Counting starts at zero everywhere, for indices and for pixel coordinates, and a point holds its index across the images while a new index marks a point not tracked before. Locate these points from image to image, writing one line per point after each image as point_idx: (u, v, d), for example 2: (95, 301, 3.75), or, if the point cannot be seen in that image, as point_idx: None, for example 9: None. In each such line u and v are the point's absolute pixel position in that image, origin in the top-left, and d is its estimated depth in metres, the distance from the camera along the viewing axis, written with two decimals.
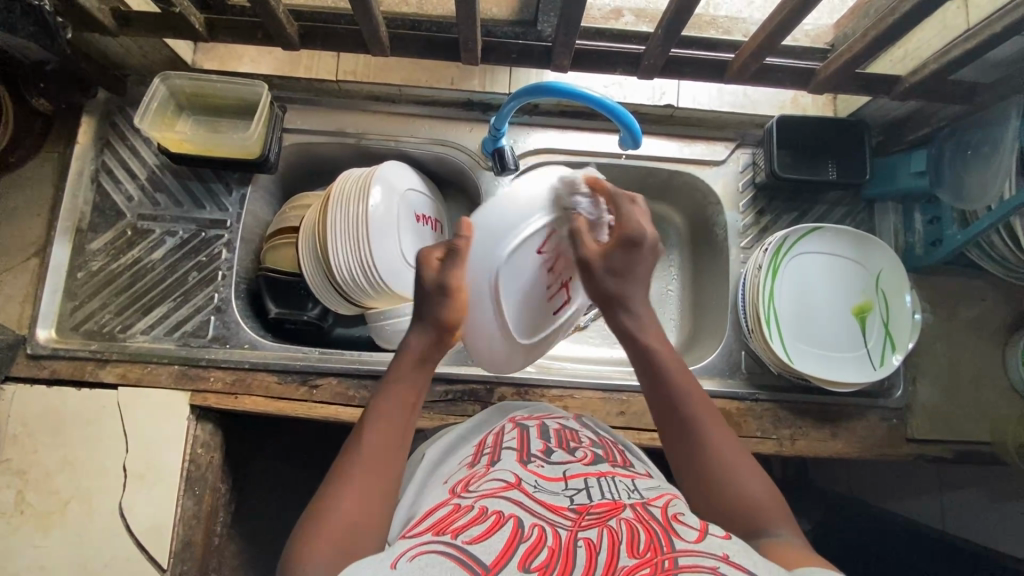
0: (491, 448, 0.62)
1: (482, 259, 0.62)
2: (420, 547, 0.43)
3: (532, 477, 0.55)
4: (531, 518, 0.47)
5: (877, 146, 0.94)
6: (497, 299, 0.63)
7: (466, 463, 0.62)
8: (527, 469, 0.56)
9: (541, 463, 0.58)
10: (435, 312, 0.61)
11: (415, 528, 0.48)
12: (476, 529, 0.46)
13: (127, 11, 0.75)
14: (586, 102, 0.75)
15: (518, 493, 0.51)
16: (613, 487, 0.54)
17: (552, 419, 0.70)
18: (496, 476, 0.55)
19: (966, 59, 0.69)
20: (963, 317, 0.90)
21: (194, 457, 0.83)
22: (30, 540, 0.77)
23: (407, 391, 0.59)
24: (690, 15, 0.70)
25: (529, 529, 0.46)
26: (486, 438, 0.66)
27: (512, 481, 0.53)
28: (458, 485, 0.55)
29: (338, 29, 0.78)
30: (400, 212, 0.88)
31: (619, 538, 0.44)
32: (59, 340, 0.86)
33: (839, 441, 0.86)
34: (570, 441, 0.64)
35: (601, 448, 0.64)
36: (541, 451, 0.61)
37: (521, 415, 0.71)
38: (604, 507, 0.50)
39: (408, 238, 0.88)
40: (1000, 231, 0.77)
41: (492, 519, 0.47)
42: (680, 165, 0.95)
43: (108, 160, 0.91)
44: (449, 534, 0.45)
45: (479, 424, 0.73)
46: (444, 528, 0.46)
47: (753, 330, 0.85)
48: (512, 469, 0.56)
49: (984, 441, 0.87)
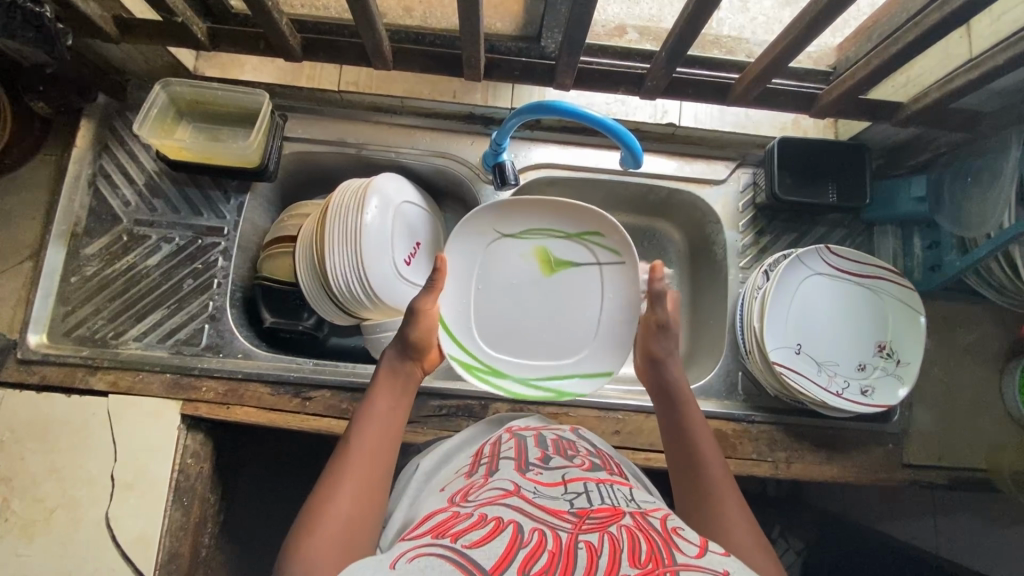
0: (489, 458, 0.62)
1: (807, 362, 0.85)
2: (419, 550, 0.43)
3: (532, 483, 0.54)
4: (531, 522, 0.47)
5: (878, 169, 0.94)
6: (788, 357, 0.84)
7: (464, 473, 0.61)
8: (526, 477, 0.56)
9: (539, 471, 0.58)
10: (403, 331, 0.71)
11: (414, 532, 0.48)
12: (475, 534, 0.45)
13: (129, 18, 0.74)
14: (589, 122, 0.75)
15: (517, 499, 0.51)
16: (612, 494, 0.54)
17: (550, 432, 0.69)
18: (496, 484, 0.54)
19: (967, 89, 0.69)
20: (961, 343, 0.90)
21: (183, 467, 0.82)
22: (14, 549, 0.76)
23: (392, 398, 0.66)
24: (695, 36, 0.70)
25: (528, 533, 0.45)
26: (484, 448, 0.66)
27: (511, 489, 0.53)
28: (457, 494, 0.55)
29: (341, 41, 0.77)
30: (457, 274, 0.80)
31: (619, 544, 0.44)
32: (49, 345, 0.85)
33: (835, 465, 0.86)
34: (568, 450, 0.64)
35: (599, 458, 0.64)
36: (539, 458, 0.61)
37: (519, 427, 0.71)
38: (603, 513, 0.49)
39: (525, 293, 0.82)
40: (999, 258, 0.77)
41: (491, 524, 0.46)
42: (678, 184, 0.95)
43: (105, 165, 0.90)
44: (449, 538, 0.44)
45: (475, 435, 0.73)
46: (443, 532, 0.46)
47: (750, 352, 0.85)
48: (511, 477, 0.55)
49: (980, 468, 0.87)
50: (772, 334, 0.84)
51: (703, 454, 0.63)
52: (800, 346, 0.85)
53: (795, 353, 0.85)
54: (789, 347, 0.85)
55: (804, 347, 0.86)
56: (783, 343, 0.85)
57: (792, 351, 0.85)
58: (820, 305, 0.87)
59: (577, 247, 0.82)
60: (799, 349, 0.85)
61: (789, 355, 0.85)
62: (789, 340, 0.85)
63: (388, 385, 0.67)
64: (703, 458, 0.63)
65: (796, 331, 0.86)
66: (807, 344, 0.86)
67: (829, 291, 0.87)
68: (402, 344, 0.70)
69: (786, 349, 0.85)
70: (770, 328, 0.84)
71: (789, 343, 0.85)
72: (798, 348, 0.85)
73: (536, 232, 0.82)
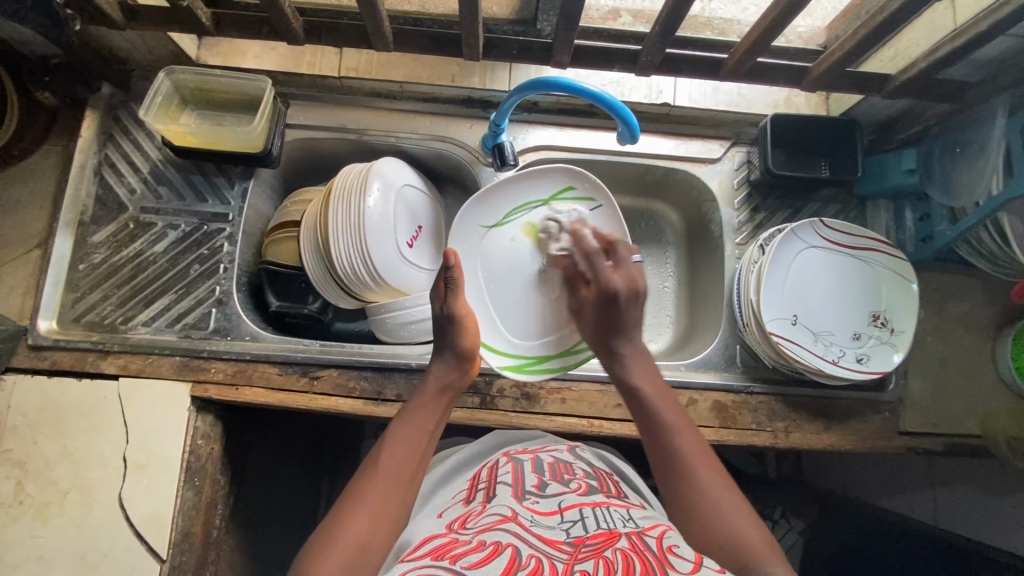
0: (487, 483, 0.66)
1: (805, 334, 0.87)
2: (422, 572, 0.47)
3: (528, 511, 0.58)
4: (528, 548, 0.50)
5: (869, 145, 0.96)
6: (785, 328, 0.86)
7: (461, 498, 0.66)
8: (523, 504, 0.59)
9: (536, 498, 0.61)
10: (453, 341, 0.72)
11: (415, 555, 0.52)
12: (474, 557, 0.49)
13: (134, 6, 0.76)
14: (586, 97, 0.77)
15: (515, 525, 0.55)
16: (607, 517, 0.58)
17: (545, 453, 0.73)
18: (493, 511, 0.58)
19: (953, 57, 0.71)
20: (952, 312, 0.92)
21: (194, 448, 0.83)
22: (29, 531, 0.78)
23: (430, 417, 0.67)
24: (686, 11, 0.71)
25: (526, 559, 0.49)
26: (481, 472, 0.70)
27: (508, 515, 0.56)
28: (456, 521, 0.59)
29: (341, 23, 0.79)
30: (469, 278, 0.87)
31: (613, 567, 0.48)
32: (59, 331, 0.86)
33: (832, 434, 0.88)
34: (564, 473, 0.67)
35: (596, 479, 0.68)
36: (536, 484, 0.64)
37: (515, 450, 0.74)
38: (598, 537, 0.53)
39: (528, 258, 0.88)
40: (987, 226, 0.79)
41: (490, 547, 0.50)
42: (676, 163, 0.97)
43: (110, 154, 0.92)
44: (449, 560, 0.48)
45: (475, 455, 0.78)
46: (443, 555, 0.50)
47: (747, 324, 0.87)
48: (508, 503, 0.59)
49: (974, 434, 0.89)
50: (770, 310, 0.86)
51: (674, 428, 0.64)
52: (797, 317, 0.87)
53: (792, 324, 0.87)
54: (787, 319, 0.87)
55: (800, 318, 0.87)
56: (780, 315, 0.87)
57: (789, 322, 0.87)
58: (816, 278, 0.89)
59: (554, 208, 0.88)
60: (795, 321, 0.87)
61: (786, 326, 0.86)
62: (785, 313, 0.87)
63: (428, 404, 0.68)
64: (674, 430, 0.64)
65: (795, 302, 0.88)
66: (804, 315, 0.88)
67: (825, 261, 0.89)
68: (454, 355, 0.72)
69: (783, 322, 0.87)
70: (767, 299, 0.86)
71: (786, 315, 0.87)
72: (794, 321, 0.87)
73: (513, 210, 0.88)
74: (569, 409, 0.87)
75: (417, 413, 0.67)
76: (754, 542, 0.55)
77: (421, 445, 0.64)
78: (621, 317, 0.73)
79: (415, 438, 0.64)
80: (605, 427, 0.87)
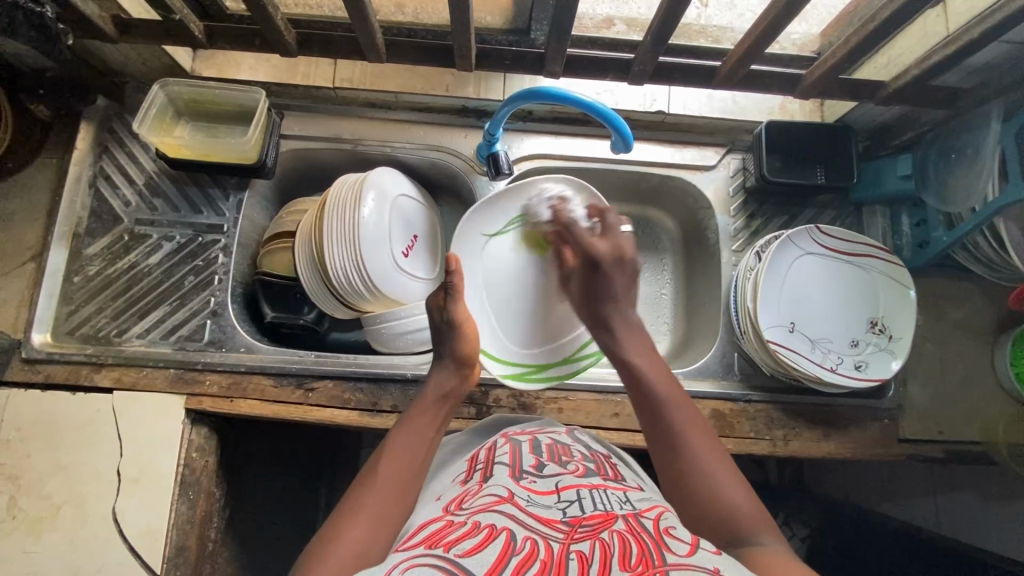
0: (485, 464, 0.63)
1: (802, 341, 0.86)
2: (412, 560, 0.44)
3: (526, 492, 0.55)
4: (523, 531, 0.48)
5: (864, 151, 0.96)
6: (784, 335, 0.86)
7: (460, 479, 0.63)
8: (521, 485, 0.56)
9: (533, 478, 0.58)
10: (453, 347, 0.74)
11: (409, 542, 0.49)
12: (468, 542, 0.46)
13: (127, 19, 0.77)
14: (578, 106, 0.77)
15: (511, 506, 0.52)
16: (605, 499, 0.54)
17: (546, 436, 0.70)
18: (490, 492, 0.55)
19: (945, 64, 0.71)
20: (951, 318, 0.91)
21: (188, 460, 0.83)
22: (22, 546, 0.77)
23: (429, 422, 0.67)
24: (677, 22, 0.72)
25: (521, 541, 0.46)
26: (480, 453, 0.68)
27: (505, 496, 0.54)
28: (452, 502, 0.56)
29: (334, 35, 0.79)
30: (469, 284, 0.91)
31: (610, 550, 0.45)
32: (53, 344, 0.86)
33: (832, 442, 0.87)
34: (563, 455, 0.64)
35: (594, 462, 0.64)
36: (534, 465, 0.61)
37: (515, 432, 0.72)
38: (596, 518, 0.50)
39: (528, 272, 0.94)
40: (985, 233, 0.78)
41: (485, 532, 0.47)
42: (672, 170, 0.97)
43: (105, 166, 0.92)
44: (442, 548, 0.46)
45: (475, 435, 0.76)
46: (437, 542, 0.47)
47: (744, 332, 0.87)
48: (505, 485, 0.56)
49: (975, 441, 0.88)
50: (768, 319, 0.85)
51: (666, 403, 0.64)
52: (796, 326, 0.87)
53: (790, 332, 0.86)
54: (785, 326, 0.86)
55: (797, 326, 0.87)
56: (778, 323, 0.86)
57: (785, 330, 0.86)
58: (813, 285, 0.88)
59: None
60: (793, 328, 0.87)
61: (784, 334, 0.86)
62: (784, 320, 0.87)
63: (426, 408, 0.68)
64: (665, 404, 0.64)
65: (793, 310, 0.87)
66: (801, 322, 0.87)
67: (823, 266, 0.88)
68: (454, 362, 0.74)
69: (780, 329, 0.86)
70: (767, 309, 0.86)
71: (784, 322, 0.86)
72: (791, 329, 0.87)
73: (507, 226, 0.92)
74: (566, 419, 0.86)
75: (413, 419, 0.67)
76: (753, 516, 0.55)
77: (421, 447, 0.64)
78: (604, 286, 0.73)
79: (413, 443, 0.64)
80: (603, 438, 0.86)
